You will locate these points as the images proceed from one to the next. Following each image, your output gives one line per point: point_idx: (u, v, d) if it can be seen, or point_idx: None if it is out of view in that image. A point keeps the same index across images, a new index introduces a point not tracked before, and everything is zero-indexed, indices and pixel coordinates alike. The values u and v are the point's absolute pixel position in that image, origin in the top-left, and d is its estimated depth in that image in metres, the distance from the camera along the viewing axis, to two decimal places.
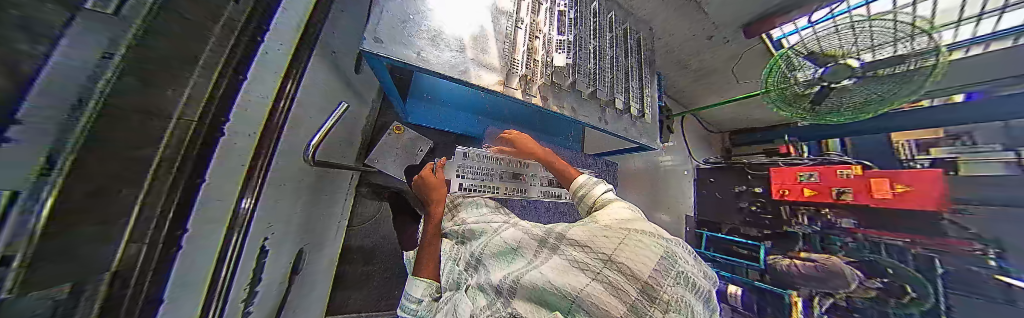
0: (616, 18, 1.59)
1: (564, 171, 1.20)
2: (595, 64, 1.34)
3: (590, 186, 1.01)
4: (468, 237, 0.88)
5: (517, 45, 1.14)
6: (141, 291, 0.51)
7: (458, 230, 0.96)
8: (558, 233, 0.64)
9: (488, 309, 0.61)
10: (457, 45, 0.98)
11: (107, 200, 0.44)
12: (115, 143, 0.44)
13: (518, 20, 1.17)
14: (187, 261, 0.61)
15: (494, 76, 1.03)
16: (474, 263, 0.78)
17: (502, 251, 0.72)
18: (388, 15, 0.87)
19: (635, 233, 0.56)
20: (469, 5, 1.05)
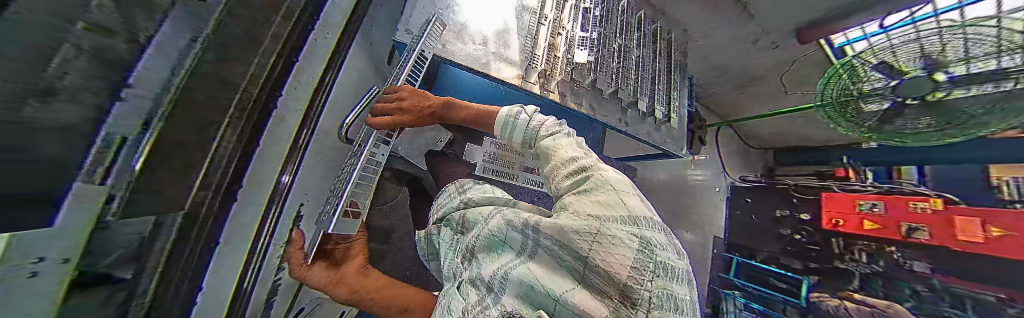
0: (646, 17, 1.53)
1: (484, 113, 0.87)
2: (618, 62, 1.30)
3: (522, 123, 0.78)
4: (465, 225, 0.79)
5: (539, 40, 1.16)
6: (203, 233, 0.62)
7: (453, 214, 0.88)
8: (531, 224, 0.54)
9: (478, 305, 0.51)
10: (480, 39, 1.04)
11: (188, 151, 0.54)
12: (197, 105, 0.54)
13: (542, 17, 1.20)
14: (240, 213, 0.72)
15: (513, 70, 1.06)
16: (467, 254, 0.69)
17: (486, 240, 0.63)
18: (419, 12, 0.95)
19: (612, 223, 0.48)
20: (495, 4, 1.11)
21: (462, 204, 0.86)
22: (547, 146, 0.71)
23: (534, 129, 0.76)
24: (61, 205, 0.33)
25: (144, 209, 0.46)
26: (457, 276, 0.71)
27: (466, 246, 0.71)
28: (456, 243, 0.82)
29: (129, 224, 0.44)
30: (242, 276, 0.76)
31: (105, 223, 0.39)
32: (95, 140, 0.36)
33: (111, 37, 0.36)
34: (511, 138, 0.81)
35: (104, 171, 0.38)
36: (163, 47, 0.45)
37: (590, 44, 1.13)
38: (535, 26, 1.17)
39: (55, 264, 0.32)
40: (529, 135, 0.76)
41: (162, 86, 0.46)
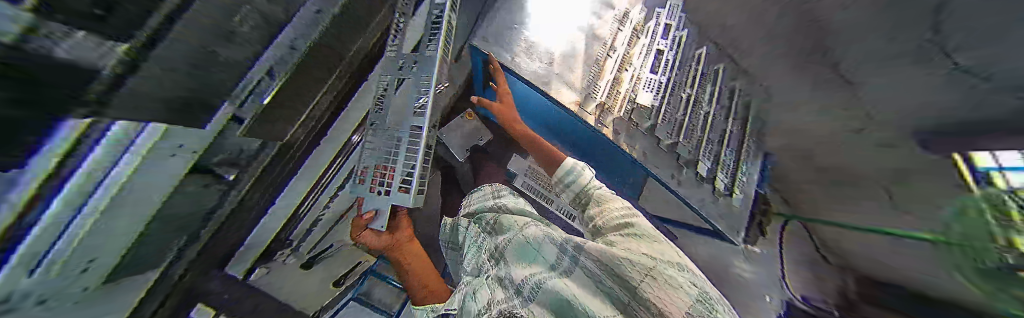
0: (729, 70, 1.42)
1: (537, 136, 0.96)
2: (687, 113, 1.20)
3: (573, 164, 0.80)
4: (496, 230, 0.76)
5: (604, 71, 1.15)
6: (288, 162, 0.80)
7: (485, 215, 0.88)
8: (579, 243, 0.53)
9: (502, 302, 0.47)
10: (546, 58, 1.10)
11: (298, 100, 0.73)
12: (314, 69, 0.73)
13: (610, 49, 1.17)
14: (316, 158, 0.88)
15: (573, 96, 1.08)
16: (495, 255, 0.65)
17: (521, 245, 0.60)
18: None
19: (667, 266, 0.47)
20: (564, 27, 1.17)
21: (498, 205, 0.88)
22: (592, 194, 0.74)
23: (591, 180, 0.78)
24: (211, 117, 0.51)
25: (258, 132, 0.64)
26: (480, 273, 0.68)
27: (495, 248, 0.67)
28: (482, 242, 0.80)
29: (238, 140, 0.59)
30: (303, 205, 0.90)
31: (235, 133, 0.57)
32: (237, 84, 0.54)
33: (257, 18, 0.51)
34: (557, 184, 0.82)
35: (241, 102, 0.55)
36: (303, 23, 0.62)
37: (652, 86, 1.09)
38: (603, 59, 1.17)
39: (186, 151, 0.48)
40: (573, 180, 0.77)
41: (285, 52, 0.61)
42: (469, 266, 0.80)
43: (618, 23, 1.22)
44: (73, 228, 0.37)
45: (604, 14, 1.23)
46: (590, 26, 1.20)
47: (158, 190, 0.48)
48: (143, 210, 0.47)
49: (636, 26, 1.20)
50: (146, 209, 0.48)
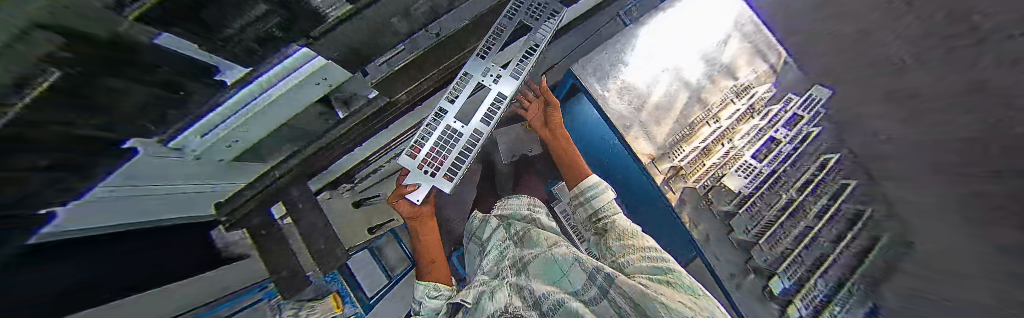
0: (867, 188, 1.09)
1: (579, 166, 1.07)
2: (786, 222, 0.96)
3: (599, 199, 0.92)
4: (524, 244, 0.75)
5: (697, 135, 0.98)
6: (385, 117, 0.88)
7: (517, 223, 0.86)
8: (608, 272, 0.51)
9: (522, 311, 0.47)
10: (636, 100, 0.98)
11: (418, 69, 0.81)
12: (442, 50, 0.82)
13: (715, 115, 1.00)
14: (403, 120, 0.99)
15: (649, 148, 0.96)
16: (517, 266, 0.66)
17: (546, 264, 0.61)
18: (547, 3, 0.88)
19: None
20: (666, 70, 1.02)
21: (533, 218, 0.86)
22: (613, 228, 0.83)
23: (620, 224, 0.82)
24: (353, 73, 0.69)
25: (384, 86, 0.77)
26: (498, 274, 0.68)
27: (520, 260, 0.68)
28: (506, 248, 0.78)
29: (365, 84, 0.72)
30: (374, 154, 1.05)
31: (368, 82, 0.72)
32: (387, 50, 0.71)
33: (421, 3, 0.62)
34: (580, 212, 0.97)
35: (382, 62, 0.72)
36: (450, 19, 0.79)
37: (753, 175, 0.92)
38: (700, 122, 0.98)
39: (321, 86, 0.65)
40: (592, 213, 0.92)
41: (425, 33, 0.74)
42: (487, 266, 0.77)
43: (732, 90, 1.02)
44: (243, 110, 0.54)
45: (718, 78, 1.03)
46: (698, 81, 1.02)
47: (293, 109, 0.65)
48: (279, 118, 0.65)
49: (749, 102, 1.00)
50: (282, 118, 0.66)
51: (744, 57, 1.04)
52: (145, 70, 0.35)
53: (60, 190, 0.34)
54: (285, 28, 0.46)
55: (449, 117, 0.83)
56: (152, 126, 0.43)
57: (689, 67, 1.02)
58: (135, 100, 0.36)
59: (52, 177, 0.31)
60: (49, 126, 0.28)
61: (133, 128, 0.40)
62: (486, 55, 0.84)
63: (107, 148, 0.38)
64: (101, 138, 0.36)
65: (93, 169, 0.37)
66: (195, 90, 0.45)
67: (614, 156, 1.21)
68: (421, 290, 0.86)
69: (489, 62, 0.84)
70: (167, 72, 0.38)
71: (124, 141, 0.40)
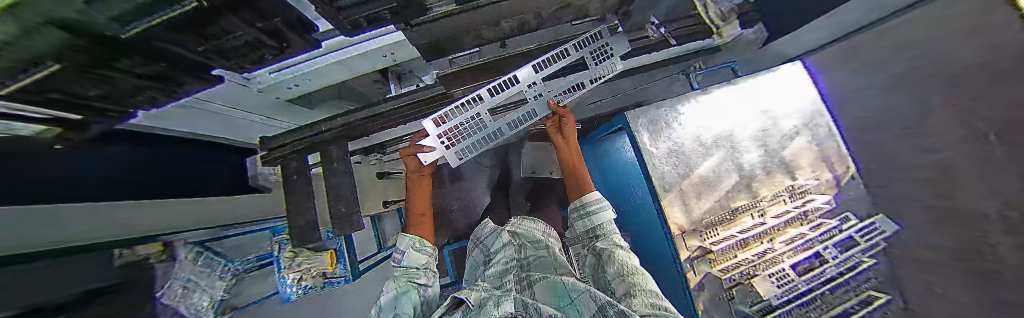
0: None
1: (583, 188, 0.99)
2: None
3: (599, 216, 0.89)
4: (531, 266, 0.79)
5: (739, 221, 0.91)
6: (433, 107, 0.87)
7: (529, 242, 0.87)
8: (612, 305, 0.51)
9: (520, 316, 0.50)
10: (685, 166, 0.92)
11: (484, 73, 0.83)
12: (512, 63, 0.84)
13: (765, 206, 0.92)
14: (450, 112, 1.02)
15: (683, 219, 0.89)
16: (523, 283, 0.69)
17: (555, 289, 0.64)
18: (609, 47, 0.89)
19: None
20: (725, 145, 0.95)
21: (547, 245, 0.84)
22: (609, 254, 0.80)
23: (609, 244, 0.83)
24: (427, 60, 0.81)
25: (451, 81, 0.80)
26: (501, 285, 0.68)
27: (526, 280, 0.70)
28: (510, 267, 0.76)
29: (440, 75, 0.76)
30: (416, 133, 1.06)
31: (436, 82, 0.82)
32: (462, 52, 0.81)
33: (519, 20, 0.64)
34: (576, 227, 0.95)
35: (455, 57, 0.82)
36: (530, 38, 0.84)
37: (785, 286, 0.84)
38: (742, 210, 0.91)
39: (389, 58, 0.79)
40: (591, 227, 0.89)
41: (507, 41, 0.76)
42: (489, 276, 0.76)
43: (788, 189, 0.94)
44: (325, 57, 0.66)
45: (778, 173, 0.94)
46: (753, 167, 0.94)
47: (362, 68, 0.79)
48: (348, 72, 0.78)
49: (802, 207, 0.92)
50: (344, 76, 0.81)
51: (811, 160, 0.97)
52: (259, 19, 0.41)
53: (150, 77, 0.40)
54: (395, 13, 0.47)
55: (484, 105, 0.77)
56: (254, 59, 0.51)
57: (748, 150, 0.95)
58: (244, 37, 0.43)
59: (145, 67, 0.38)
60: (151, 29, 0.32)
61: (234, 59, 0.48)
62: (541, 69, 0.80)
63: (209, 60, 0.45)
64: (206, 53, 0.42)
65: (190, 72, 0.45)
66: (294, 42, 0.52)
67: (638, 206, 1.13)
68: (406, 242, 0.87)
69: (539, 77, 0.81)
70: (277, 24, 0.44)
71: (228, 61, 0.48)
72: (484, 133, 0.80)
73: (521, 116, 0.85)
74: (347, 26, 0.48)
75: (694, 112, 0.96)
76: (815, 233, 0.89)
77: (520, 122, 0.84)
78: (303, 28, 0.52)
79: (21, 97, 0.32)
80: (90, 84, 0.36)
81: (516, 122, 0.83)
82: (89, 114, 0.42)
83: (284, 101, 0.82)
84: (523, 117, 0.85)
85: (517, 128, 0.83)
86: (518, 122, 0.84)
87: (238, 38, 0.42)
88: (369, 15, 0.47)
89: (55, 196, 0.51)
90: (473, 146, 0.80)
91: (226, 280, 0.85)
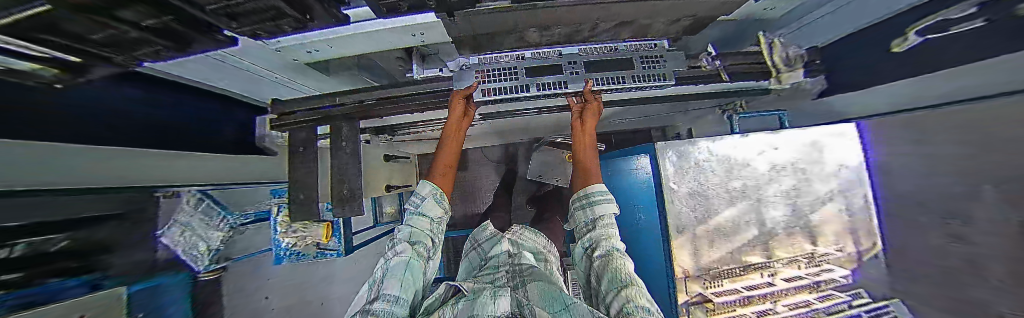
0: None
1: (589, 173, 0.75)
2: None
3: (599, 207, 0.69)
4: (523, 268, 0.71)
5: (744, 276, 0.87)
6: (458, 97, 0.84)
7: (522, 249, 0.83)
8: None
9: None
10: (703, 211, 0.87)
11: None
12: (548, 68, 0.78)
13: (776, 266, 0.88)
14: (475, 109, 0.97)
15: (690, 263, 0.86)
16: (517, 280, 0.65)
17: (549, 295, 0.56)
18: (662, 55, 0.76)
19: None
20: (751, 196, 0.89)
21: (545, 260, 0.81)
22: (603, 257, 0.60)
23: (596, 239, 0.67)
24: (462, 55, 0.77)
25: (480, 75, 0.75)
26: (492, 281, 0.66)
27: (519, 280, 0.65)
28: (503, 269, 0.72)
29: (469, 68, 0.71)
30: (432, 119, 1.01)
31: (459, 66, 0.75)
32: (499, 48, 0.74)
33: (565, 22, 0.57)
34: (574, 218, 0.75)
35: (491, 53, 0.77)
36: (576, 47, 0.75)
37: None
38: (753, 267, 0.87)
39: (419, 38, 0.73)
40: (590, 219, 0.69)
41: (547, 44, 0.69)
42: (480, 275, 0.73)
43: (806, 255, 0.89)
44: (350, 27, 0.60)
45: (800, 236, 0.89)
46: (776, 225, 0.89)
47: (389, 43, 0.74)
48: (373, 45, 0.73)
49: (817, 275, 0.88)
50: (369, 48, 0.75)
51: (837, 228, 0.91)
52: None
53: (154, 28, 0.36)
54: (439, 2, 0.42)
55: (524, 62, 0.70)
56: (271, 27, 0.46)
57: (775, 205, 0.90)
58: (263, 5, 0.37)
59: (154, 19, 0.34)
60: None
61: (250, 24, 0.43)
62: (588, 56, 0.72)
63: (222, 19, 0.40)
64: (218, 13, 0.37)
65: (199, 26, 0.40)
66: (318, 16, 0.47)
67: (640, 232, 1.07)
68: (425, 189, 0.72)
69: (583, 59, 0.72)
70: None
71: (242, 25, 0.43)
72: (508, 86, 0.68)
73: (561, 81, 0.70)
74: (382, 7, 0.44)
75: (727, 156, 0.90)
76: (823, 304, 0.84)
77: (556, 82, 0.69)
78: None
79: (10, 29, 0.28)
80: (89, 27, 0.31)
81: (551, 83, 0.69)
82: (88, 56, 0.38)
83: (302, 65, 0.78)
84: (560, 80, 0.70)
85: (553, 92, 0.68)
86: (555, 82, 0.69)
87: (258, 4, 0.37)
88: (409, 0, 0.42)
89: (71, 126, 0.52)
90: (500, 90, 0.67)
91: (224, 232, 0.92)
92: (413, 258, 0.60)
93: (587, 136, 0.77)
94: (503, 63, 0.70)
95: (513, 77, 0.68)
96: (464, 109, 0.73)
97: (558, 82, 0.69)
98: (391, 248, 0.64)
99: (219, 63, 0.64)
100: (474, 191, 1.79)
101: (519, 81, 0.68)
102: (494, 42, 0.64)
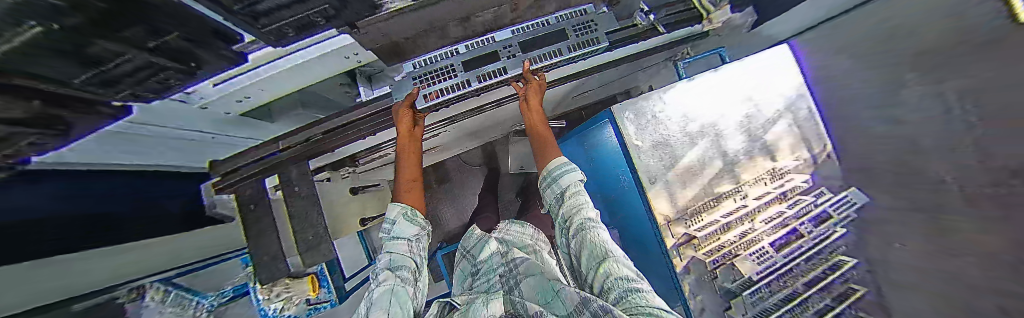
0: None
1: (546, 150, 0.76)
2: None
3: (564, 181, 0.68)
4: (509, 261, 0.69)
5: (721, 206, 0.93)
6: None
7: (511, 244, 0.82)
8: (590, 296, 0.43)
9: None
10: (669, 160, 0.91)
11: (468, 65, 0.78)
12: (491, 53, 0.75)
13: (745, 190, 0.94)
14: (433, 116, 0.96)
15: (670, 209, 0.90)
16: (506, 278, 0.63)
17: (539, 285, 0.53)
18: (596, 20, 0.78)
19: None
20: (710, 130, 0.94)
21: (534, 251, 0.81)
22: (577, 234, 0.58)
23: (570, 210, 0.63)
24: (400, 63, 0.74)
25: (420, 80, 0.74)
26: (488, 289, 0.64)
27: (509, 276, 0.63)
28: (495, 277, 0.67)
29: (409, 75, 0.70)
30: (392, 140, 0.99)
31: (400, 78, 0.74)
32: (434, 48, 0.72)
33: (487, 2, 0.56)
34: (546, 199, 0.74)
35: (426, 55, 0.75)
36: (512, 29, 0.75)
37: (765, 263, 0.86)
38: (726, 195, 0.93)
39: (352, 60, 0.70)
40: (558, 195, 0.68)
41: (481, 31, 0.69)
42: (474, 286, 0.70)
43: (769, 172, 0.96)
44: (263, 68, 0.56)
45: (759, 156, 0.96)
46: (737, 153, 0.95)
47: (321, 72, 0.70)
48: (304, 79, 0.70)
49: (782, 187, 0.95)
50: (302, 82, 0.72)
51: (791, 140, 0.99)
52: (152, 39, 0.34)
53: (21, 118, 0.33)
54: (330, 15, 0.43)
55: (458, 56, 0.70)
56: (156, 84, 0.43)
57: (731, 136, 0.95)
58: (134, 62, 0.35)
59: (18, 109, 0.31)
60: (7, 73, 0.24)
61: (128, 86, 0.39)
62: (523, 36, 0.73)
63: (93, 90, 0.37)
64: (89, 83, 0.35)
65: (66, 100, 0.36)
66: (206, 60, 0.45)
67: (623, 195, 1.09)
68: (394, 210, 0.71)
69: (517, 39, 0.72)
70: (179, 44, 0.38)
71: (121, 88, 0.39)
72: (447, 85, 0.68)
73: (498, 68, 0.71)
74: (270, 36, 0.44)
75: (677, 102, 0.94)
76: (793, 210, 0.92)
77: (493, 71, 0.70)
78: (220, 42, 0.45)
79: None
80: None
81: (488, 73, 0.70)
82: None
83: (237, 117, 0.73)
84: (498, 68, 0.71)
85: (494, 80, 0.69)
86: (493, 72, 0.70)
87: (128, 62, 0.34)
88: (293, 20, 0.41)
89: None
90: (441, 91, 0.68)
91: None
92: (397, 285, 0.56)
93: (535, 116, 0.78)
94: (438, 63, 0.70)
95: (450, 74, 0.69)
96: (414, 120, 0.71)
97: (497, 69, 0.71)
98: (371, 281, 0.60)
99: (133, 134, 0.59)
100: (461, 199, 1.77)
101: (458, 77, 0.69)
102: (417, 34, 0.63)
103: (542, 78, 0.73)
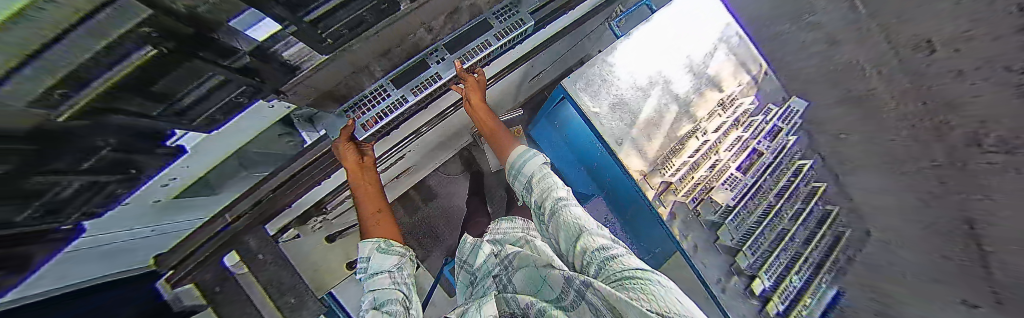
0: None
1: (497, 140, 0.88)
2: (770, 228, 0.96)
3: (527, 169, 0.71)
4: (501, 260, 0.68)
5: (686, 147, 0.97)
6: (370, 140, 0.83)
7: (501, 243, 0.80)
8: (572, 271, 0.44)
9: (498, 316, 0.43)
10: (629, 118, 0.94)
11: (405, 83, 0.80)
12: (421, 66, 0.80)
13: (704, 126, 0.99)
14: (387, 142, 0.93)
15: (643, 163, 0.93)
16: (501, 276, 0.62)
17: (529, 277, 0.52)
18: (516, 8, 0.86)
19: (653, 288, 0.35)
20: (657, 79, 0.98)
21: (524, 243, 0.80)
22: (552, 218, 0.58)
23: (542, 195, 0.64)
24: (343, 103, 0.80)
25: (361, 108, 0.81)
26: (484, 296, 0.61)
27: (501, 274, 0.62)
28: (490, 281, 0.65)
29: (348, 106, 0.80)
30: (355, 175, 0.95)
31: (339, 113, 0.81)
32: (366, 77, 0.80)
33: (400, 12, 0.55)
34: (518, 190, 0.75)
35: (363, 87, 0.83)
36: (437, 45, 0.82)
37: (736, 187, 0.93)
38: (688, 136, 0.98)
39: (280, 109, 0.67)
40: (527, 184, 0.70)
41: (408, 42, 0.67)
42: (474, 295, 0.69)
43: (719, 103, 1.02)
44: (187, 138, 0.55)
45: (707, 91, 1.01)
46: (688, 94, 1.00)
47: (250, 131, 0.66)
48: (234, 143, 0.66)
49: (734, 113, 1.01)
50: (229, 147, 0.66)
51: (731, 69, 1.05)
52: (80, 161, 0.40)
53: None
54: (250, 94, 0.54)
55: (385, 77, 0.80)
56: (103, 199, 0.49)
57: (679, 80, 0.99)
58: (70, 185, 0.42)
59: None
60: None
61: (70, 207, 0.45)
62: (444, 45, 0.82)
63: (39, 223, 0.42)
64: (34, 216, 0.41)
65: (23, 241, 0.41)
66: (146, 165, 0.52)
67: (600, 163, 1.11)
68: (368, 247, 0.70)
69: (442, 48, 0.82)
70: (111, 159, 0.45)
71: (73, 212, 0.47)
72: (388, 104, 0.79)
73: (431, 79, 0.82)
74: (200, 124, 0.53)
75: (621, 61, 0.97)
76: (749, 132, 0.98)
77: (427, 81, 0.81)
78: (153, 144, 0.50)
79: None
80: None
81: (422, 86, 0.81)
82: None
83: (172, 203, 0.66)
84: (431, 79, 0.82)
85: (427, 90, 0.80)
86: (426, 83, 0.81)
87: (64, 187, 0.41)
88: (220, 106, 0.52)
89: None
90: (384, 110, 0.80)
91: None
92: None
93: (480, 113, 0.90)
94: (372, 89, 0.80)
95: (388, 95, 0.80)
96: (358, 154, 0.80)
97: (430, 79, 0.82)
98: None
99: (108, 247, 0.59)
100: (453, 212, 1.74)
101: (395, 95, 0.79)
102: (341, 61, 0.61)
103: (479, 75, 0.85)
